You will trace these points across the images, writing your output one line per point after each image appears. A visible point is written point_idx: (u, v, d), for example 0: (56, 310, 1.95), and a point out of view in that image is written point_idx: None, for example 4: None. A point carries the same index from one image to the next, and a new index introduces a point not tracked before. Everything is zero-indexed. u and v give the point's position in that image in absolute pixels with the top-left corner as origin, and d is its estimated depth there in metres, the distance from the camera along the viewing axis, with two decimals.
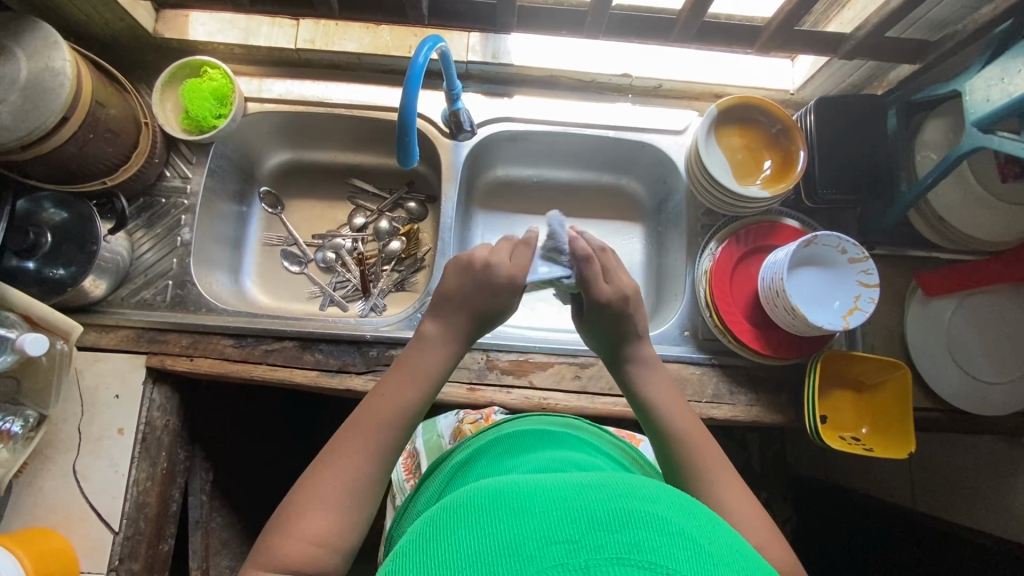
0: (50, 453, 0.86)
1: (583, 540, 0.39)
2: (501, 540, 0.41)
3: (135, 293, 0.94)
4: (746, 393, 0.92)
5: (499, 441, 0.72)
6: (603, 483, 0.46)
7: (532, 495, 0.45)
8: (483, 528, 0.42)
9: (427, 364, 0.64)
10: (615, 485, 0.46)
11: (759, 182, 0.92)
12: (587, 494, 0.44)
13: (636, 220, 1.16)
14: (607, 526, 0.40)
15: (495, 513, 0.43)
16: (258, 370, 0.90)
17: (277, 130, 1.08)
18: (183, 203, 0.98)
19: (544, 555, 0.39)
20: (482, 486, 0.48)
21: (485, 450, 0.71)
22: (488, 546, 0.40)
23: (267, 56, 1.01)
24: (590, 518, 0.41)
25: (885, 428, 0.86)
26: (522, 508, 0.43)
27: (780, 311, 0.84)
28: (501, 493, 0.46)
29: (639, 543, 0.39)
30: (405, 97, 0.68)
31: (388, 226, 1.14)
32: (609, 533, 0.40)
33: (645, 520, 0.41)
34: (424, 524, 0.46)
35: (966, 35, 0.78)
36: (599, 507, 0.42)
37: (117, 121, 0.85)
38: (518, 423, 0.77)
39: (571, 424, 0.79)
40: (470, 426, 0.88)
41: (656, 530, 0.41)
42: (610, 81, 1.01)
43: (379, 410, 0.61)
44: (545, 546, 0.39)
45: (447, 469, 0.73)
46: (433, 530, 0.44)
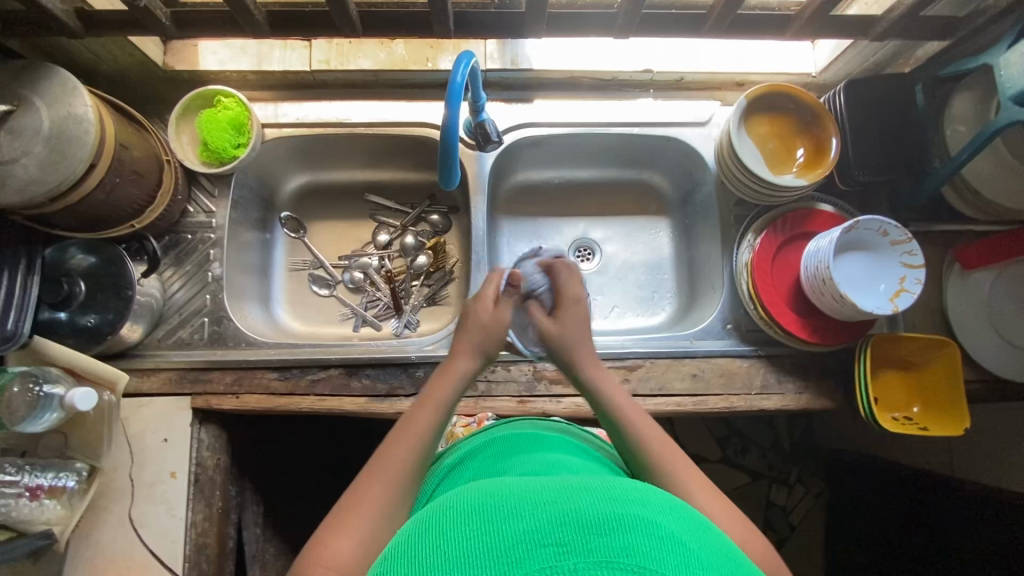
0: (105, 503, 0.85)
1: (573, 543, 0.39)
2: (489, 541, 0.40)
3: (171, 333, 0.92)
4: (795, 381, 0.92)
5: (496, 443, 0.70)
6: (597, 486, 0.45)
7: (523, 500, 0.44)
8: (471, 531, 0.42)
9: (451, 394, 0.68)
10: (609, 488, 0.45)
11: (794, 170, 0.91)
12: (579, 497, 0.43)
13: (662, 213, 1.16)
14: (597, 529, 0.40)
15: (484, 516, 0.43)
16: (305, 402, 0.89)
17: (295, 154, 1.06)
18: (210, 237, 0.96)
19: (531, 559, 0.39)
20: (473, 491, 0.47)
21: (481, 451, 0.69)
22: (476, 547, 0.40)
23: (281, 80, 0.99)
24: (580, 521, 0.40)
25: (937, 405, 0.87)
26: (510, 513, 0.42)
27: (828, 300, 0.84)
28: (492, 498, 0.45)
29: (629, 546, 0.39)
30: (447, 114, 0.67)
31: (414, 241, 1.13)
32: (597, 535, 0.39)
33: (633, 523, 0.41)
34: (416, 525, 0.46)
35: (998, 9, 0.78)
36: (589, 509, 0.41)
37: (141, 162, 0.83)
38: (513, 425, 0.76)
39: (565, 429, 0.77)
40: (464, 429, 0.89)
41: (647, 534, 0.40)
42: (632, 77, 1.00)
43: (411, 438, 0.62)
44: (533, 548, 0.39)
45: (441, 468, 0.71)
46: (423, 531, 0.44)
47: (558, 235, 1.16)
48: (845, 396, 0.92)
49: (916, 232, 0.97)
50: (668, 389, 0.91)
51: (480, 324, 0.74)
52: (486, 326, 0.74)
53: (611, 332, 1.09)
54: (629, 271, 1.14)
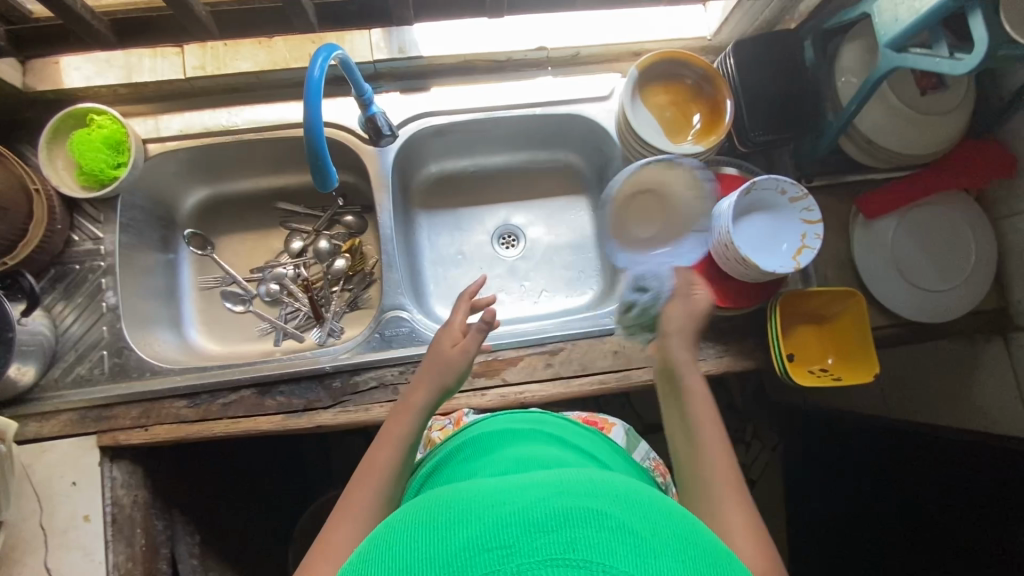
0: (16, 557, 0.81)
1: (516, 545, 0.38)
2: (435, 552, 0.39)
3: (69, 371, 0.87)
4: (715, 347, 0.93)
5: (466, 446, 0.70)
6: (548, 481, 0.45)
7: (470, 504, 0.43)
8: (414, 545, 0.41)
9: (407, 425, 0.69)
10: (558, 481, 0.44)
11: (692, 136, 0.90)
12: (527, 495, 0.42)
13: (581, 192, 1.15)
14: (540, 527, 0.39)
15: (431, 526, 0.42)
16: (219, 426, 0.85)
17: (187, 168, 1.00)
18: (100, 265, 0.90)
19: (473, 566, 0.38)
20: (427, 502, 0.47)
21: (457, 455, 0.70)
22: (422, 561, 0.39)
23: (156, 92, 0.93)
24: (524, 520, 0.39)
25: (848, 354, 0.89)
26: (454, 521, 0.42)
27: (734, 266, 0.83)
28: (444, 505, 0.45)
29: (575, 541, 0.38)
30: (307, 113, 0.64)
31: (328, 246, 1.10)
32: (542, 533, 0.38)
33: (580, 515, 0.40)
34: (369, 542, 0.45)
35: None
36: (535, 505, 0.41)
37: (2, 194, 0.78)
38: (490, 422, 0.75)
39: (537, 419, 0.77)
40: (440, 433, 0.84)
41: (593, 523, 0.39)
42: (527, 57, 0.97)
43: (376, 467, 0.64)
44: (479, 553, 0.38)
45: (418, 479, 0.71)
46: (372, 549, 0.43)
47: (478, 224, 1.15)
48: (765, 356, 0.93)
49: (822, 186, 0.98)
50: (592, 368, 0.91)
51: (442, 357, 0.74)
52: (448, 360, 0.73)
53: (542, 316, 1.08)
54: (554, 253, 1.13)
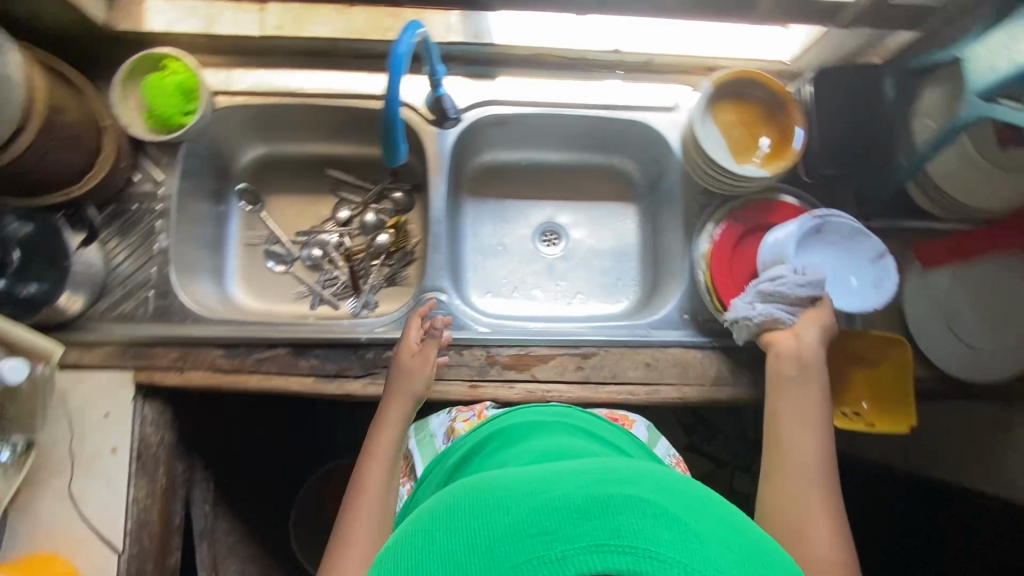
0: (44, 477, 0.84)
1: (561, 530, 0.41)
2: (481, 537, 0.42)
3: (114, 306, 0.89)
4: (748, 374, 0.92)
5: (492, 440, 0.72)
6: (588, 472, 0.47)
7: (512, 491, 0.46)
8: (461, 528, 0.44)
9: (388, 445, 0.77)
10: (598, 474, 0.47)
11: (756, 160, 0.88)
12: (569, 485, 0.45)
13: (630, 200, 1.14)
14: (583, 515, 0.42)
15: (475, 511, 0.45)
16: (251, 380, 0.87)
17: (249, 124, 1.02)
18: (157, 208, 0.92)
19: (520, 548, 0.40)
20: (469, 486, 0.50)
21: (486, 445, 0.71)
22: (469, 545, 0.42)
23: (232, 46, 0.95)
24: (567, 509, 0.42)
25: (884, 400, 0.88)
26: (498, 505, 0.45)
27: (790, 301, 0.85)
28: (486, 489, 0.48)
29: (620, 528, 0.40)
30: (388, 87, 0.65)
31: (375, 220, 1.10)
32: (585, 520, 0.41)
33: (622, 505, 0.42)
34: (413, 529, 0.48)
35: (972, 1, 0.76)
36: (577, 495, 0.43)
37: (77, 126, 0.79)
38: (512, 415, 0.76)
39: (562, 411, 0.77)
40: (464, 424, 0.84)
41: (635, 513, 0.42)
42: (600, 57, 0.97)
43: (371, 494, 0.74)
44: (524, 538, 0.41)
45: (445, 469, 0.73)
46: (420, 531, 0.47)
47: (523, 218, 1.15)
48: None
49: (880, 228, 0.96)
50: (622, 378, 0.91)
51: (406, 371, 0.82)
52: (412, 371, 0.81)
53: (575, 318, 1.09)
54: (595, 257, 1.13)
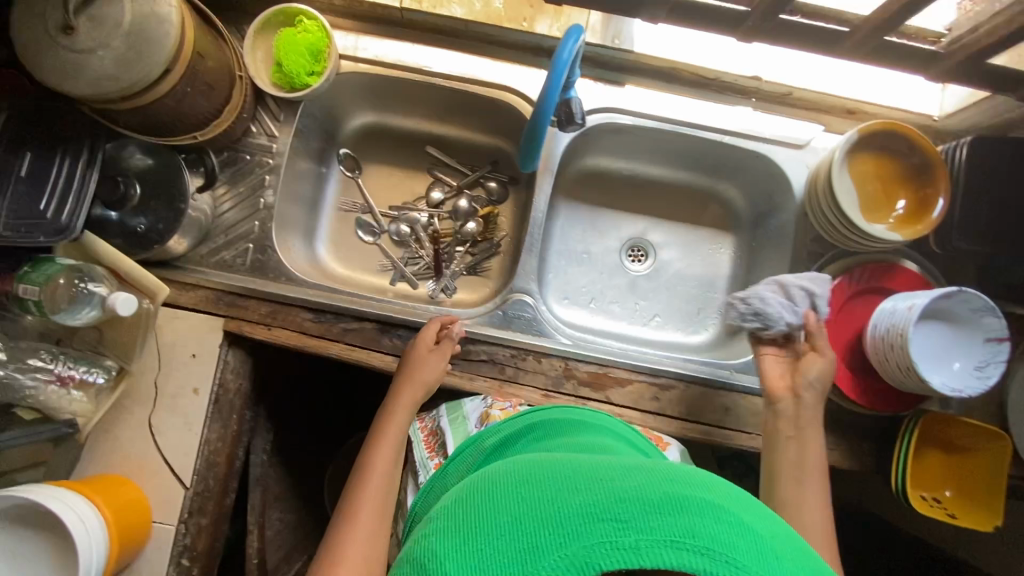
0: (127, 404, 0.87)
1: (632, 520, 0.40)
2: (548, 514, 0.42)
3: (215, 252, 0.91)
4: (827, 436, 0.89)
5: (535, 429, 0.72)
6: (653, 467, 0.47)
7: (581, 475, 0.46)
8: (525, 503, 0.44)
9: (396, 431, 0.79)
10: (663, 469, 0.46)
11: (889, 221, 0.83)
12: (636, 477, 0.45)
13: (728, 230, 1.10)
14: (656, 509, 0.41)
15: (539, 489, 0.45)
16: (335, 348, 0.88)
17: (364, 90, 1.01)
18: (268, 162, 0.93)
19: (589, 531, 0.40)
20: (530, 465, 0.50)
21: (530, 433, 0.71)
22: (536, 520, 0.42)
23: (366, 12, 0.93)
24: (638, 500, 0.42)
25: (969, 489, 0.84)
26: (563, 487, 0.45)
27: (890, 366, 0.79)
28: (548, 471, 0.48)
29: (693, 528, 0.40)
30: (542, 98, 0.66)
31: (467, 206, 1.10)
32: (659, 515, 0.41)
33: (697, 506, 0.42)
34: (473, 493, 0.49)
35: None
36: (645, 488, 0.43)
37: (214, 73, 0.79)
38: (549, 411, 0.77)
39: (605, 418, 0.77)
40: (499, 412, 0.81)
41: (710, 516, 0.41)
42: (736, 82, 0.93)
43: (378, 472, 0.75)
44: (592, 521, 0.41)
45: (485, 450, 0.72)
46: (481, 500, 0.47)
47: (613, 230, 1.12)
48: (874, 460, 0.88)
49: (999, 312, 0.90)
50: (698, 416, 0.88)
51: (418, 367, 0.82)
52: (424, 367, 0.82)
53: (649, 342, 1.06)
54: (679, 283, 1.10)
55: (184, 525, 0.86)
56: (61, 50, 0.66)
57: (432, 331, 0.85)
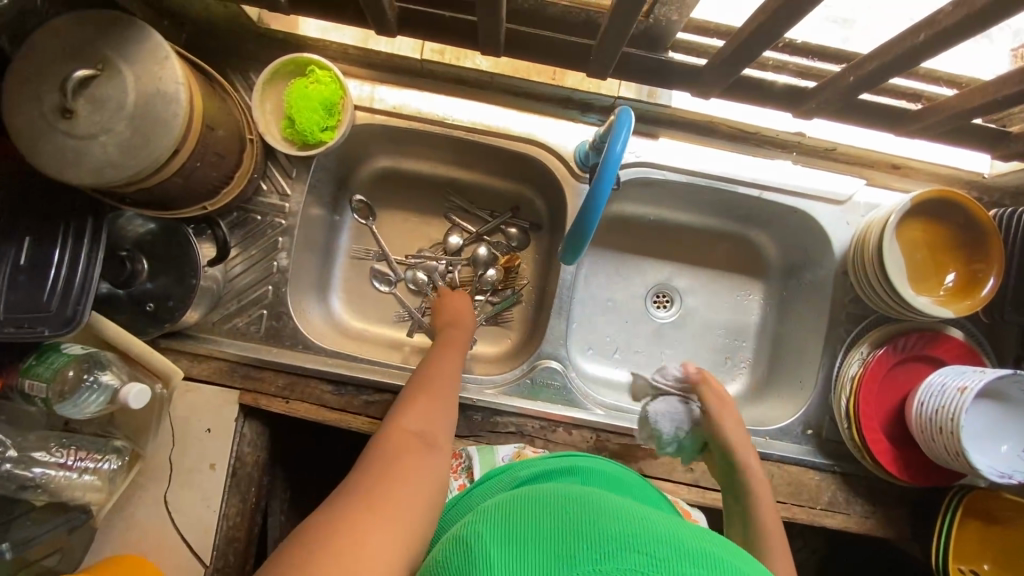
0: (141, 481, 0.84)
1: (669, 560, 0.39)
2: (588, 532, 0.42)
3: (227, 319, 0.87)
4: (864, 505, 0.87)
5: (571, 471, 0.69)
6: (694, 528, 0.45)
7: (623, 511, 0.45)
8: (567, 514, 0.44)
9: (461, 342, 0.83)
10: (703, 530, 0.45)
11: (940, 293, 0.80)
12: (677, 528, 0.43)
13: (758, 278, 1.06)
14: (694, 559, 0.40)
15: (582, 508, 0.45)
16: (356, 422, 0.85)
17: (379, 138, 0.96)
18: (280, 223, 0.88)
19: (624, 558, 0.39)
20: (574, 491, 0.49)
21: (567, 472, 0.69)
22: (574, 532, 0.42)
23: (384, 61, 0.87)
24: (678, 544, 0.41)
25: (1009, 565, 0.82)
26: (605, 513, 0.44)
27: (937, 448, 0.76)
28: (592, 497, 0.47)
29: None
30: (590, 193, 0.61)
31: (487, 254, 1.05)
32: (698, 567, 0.39)
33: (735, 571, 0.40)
34: (512, 501, 0.48)
35: None
36: (685, 536, 0.42)
37: (224, 142, 0.74)
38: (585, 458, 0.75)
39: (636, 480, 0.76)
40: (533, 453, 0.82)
41: None
42: (778, 136, 0.87)
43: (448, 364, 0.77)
44: (628, 548, 0.40)
45: (516, 479, 0.67)
46: (522, 505, 0.47)
47: (639, 275, 1.08)
48: (909, 529, 0.87)
49: None
50: None
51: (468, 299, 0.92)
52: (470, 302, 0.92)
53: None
54: (707, 331, 1.06)
55: None
56: (61, 135, 0.61)
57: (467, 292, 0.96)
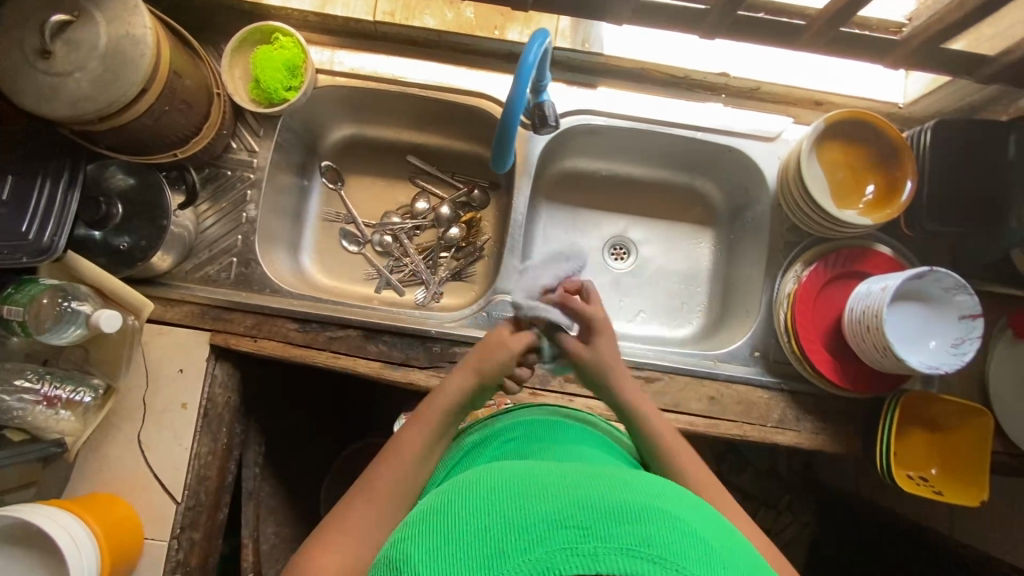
0: (116, 422, 0.87)
1: (593, 527, 0.39)
2: (512, 517, 0.42)
3: (199, 267, 0.92)
4: (813, 421, 0.90)
5: (516, 425, 0.69)
6: (618, 478, 0.46)
7: (546, 481, 0.45)
8: (492, 507, 0.43)
9: (435, 419, 0.70)
10: (625, 480, 0.46)
11: (860, 206, 0.86)
12: (600, 487, 0.44)
13: (707, 225, 1.11)
14: (618, 518, 0.40)
15: (508, 495, 0.44)
16: (320, 357, 0.89)
17: (343, 103, 1.03)
18: (249, 177, 0.95)
19: (553, 537, 0.39)
20: (502, 471, 0.49)
21: (503, 433, 0.68)
22: (499, 524, 0.42)
23: (341, 27, 0.95)
24: (599, 508, 0.41)
25: (955, 468, 0.84)
26: (530, 493, 0.44)
27: (867, 348, 0.80)
28: (518, 477, 0.47)
29: (649, 536, 0.39)
30: (512, 92, 0.67)
31: (449, 213, 1.11)
32: (619, 523, 0.40)
33: (659, 517, 0.41)
34: (442, 499, 0.48)
35: None
36: (607, 497, 0.42)
37: (192, 91, 0.81)
38: (529, 408, 0.74)
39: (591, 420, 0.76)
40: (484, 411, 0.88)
41: (667, 524, 0.40)
42: (705, 79, 0.95)
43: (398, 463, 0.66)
44: (553, 527, 0.40)
45: (465, 446, 0.70)
46: (452, 505, 0.46)
47: (595, 229, 1.12)
48: (857, 441, 0.90)
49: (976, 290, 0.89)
50: (682, 407, 0.89)
51: (487, 349, 0.74)
52: (491, 352, 0.74)
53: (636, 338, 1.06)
54: (662, 278, 1.10)
55: (177, 539, 0.86)
56: (40, 75, 0.69)
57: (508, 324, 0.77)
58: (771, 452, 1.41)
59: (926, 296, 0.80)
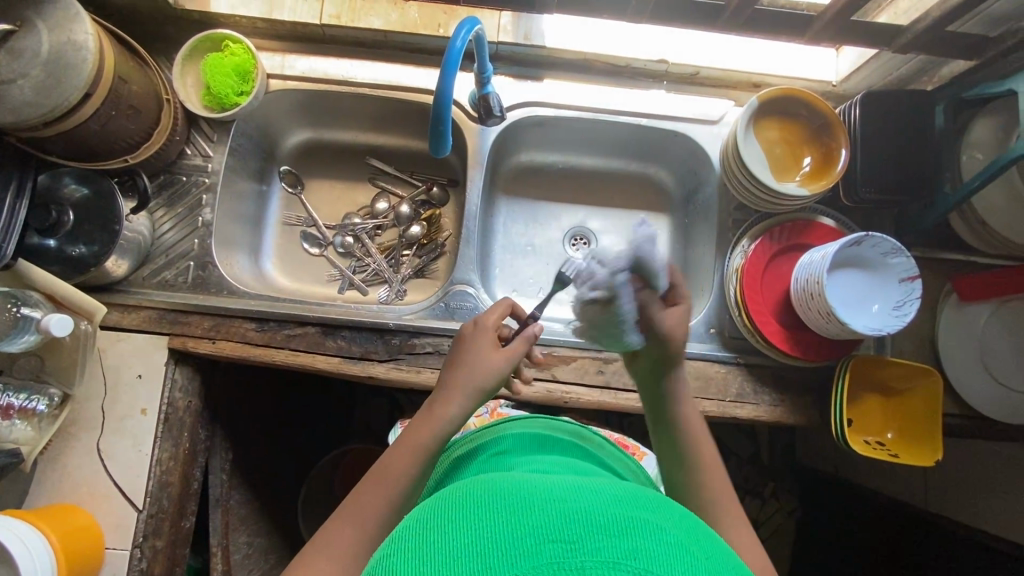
0: (75, 431, 0.87)
1: (578, 540, 0.36)
2: (496, 529, 0.38)
3: (156, 273, 0.93)
4: (771, 393, 0.91)
5: (506, 439, 0.66)
6: (604, 490, 0.43)
7: (530, 492, 0.42)
8: (474, 518, 0.40)
9: (429, 440, 0.62)
10: (612, 491, 0.43)
11: (798, 179, 0.89)
12: (584, 498, 0.41)
13: (664, 211, 1.13)
14: (603, 530, 0.37)
15: (491, 505, 0.41)
16: (278, 355, 0.89)
17: (298, 107, 1.05)
18: (204, 181, 0.96)
19: (538, 553, 0.36)
20: (480, 484, 0.45)
21: (490, 446, 0.66)
22: (483, 536, 0.38)
23: (290, 32, 0.98)
24: (586, 520, 0.38)
25: (911, 432, 0.85)
26: (512, 504, 0.40)
27: (812, 315, 0.82)
28: (499, 490, 0.43)
29: (636, 550, 0.36)
30: (441, 81, 0.69)
31: (409, 211, 1.12)
32: (607, 537, 0.37)
33: (647, 530, 0.38)
34: (417, 512, 0.44)
35: (1013, 44, 0.75)
36: (596, 510, 0.39)
37: (138, 97, 0.82)
38: (522, 423, 0.72)
39: (575, 431, 0.74)
40: (476, 420, 0.87)
41: (655, 538, 0.38)
42: (645, 67, 0.98)
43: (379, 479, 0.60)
44: (539, 542, 0.37)
45: (451, 460, 0.69)
46: (428, 518, 0.42)
47: (554, 221, 1.14)
48: (816, 412, 0.91)
49: (918, 256, 0.92)
50: None
51: (475, 355, 0.68)
52: (480, 358, 0.68)
53: (557, 319, 1.05)
54: None
55: (139, 548, 0.85)
56: None
57: (493, 317, 0.73)
58: (750, 438, 1.41)
59: (865, 261, 0.82)
